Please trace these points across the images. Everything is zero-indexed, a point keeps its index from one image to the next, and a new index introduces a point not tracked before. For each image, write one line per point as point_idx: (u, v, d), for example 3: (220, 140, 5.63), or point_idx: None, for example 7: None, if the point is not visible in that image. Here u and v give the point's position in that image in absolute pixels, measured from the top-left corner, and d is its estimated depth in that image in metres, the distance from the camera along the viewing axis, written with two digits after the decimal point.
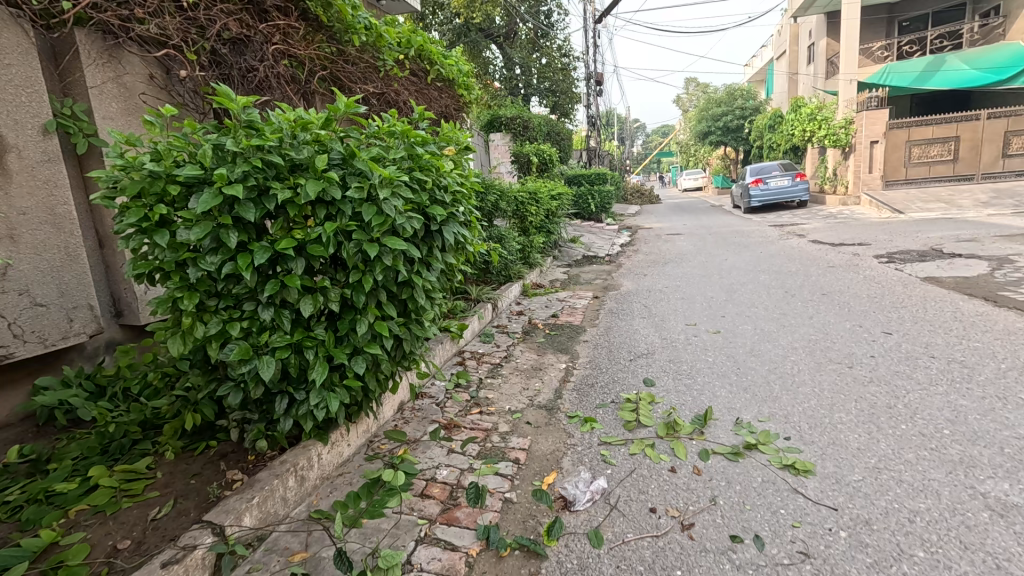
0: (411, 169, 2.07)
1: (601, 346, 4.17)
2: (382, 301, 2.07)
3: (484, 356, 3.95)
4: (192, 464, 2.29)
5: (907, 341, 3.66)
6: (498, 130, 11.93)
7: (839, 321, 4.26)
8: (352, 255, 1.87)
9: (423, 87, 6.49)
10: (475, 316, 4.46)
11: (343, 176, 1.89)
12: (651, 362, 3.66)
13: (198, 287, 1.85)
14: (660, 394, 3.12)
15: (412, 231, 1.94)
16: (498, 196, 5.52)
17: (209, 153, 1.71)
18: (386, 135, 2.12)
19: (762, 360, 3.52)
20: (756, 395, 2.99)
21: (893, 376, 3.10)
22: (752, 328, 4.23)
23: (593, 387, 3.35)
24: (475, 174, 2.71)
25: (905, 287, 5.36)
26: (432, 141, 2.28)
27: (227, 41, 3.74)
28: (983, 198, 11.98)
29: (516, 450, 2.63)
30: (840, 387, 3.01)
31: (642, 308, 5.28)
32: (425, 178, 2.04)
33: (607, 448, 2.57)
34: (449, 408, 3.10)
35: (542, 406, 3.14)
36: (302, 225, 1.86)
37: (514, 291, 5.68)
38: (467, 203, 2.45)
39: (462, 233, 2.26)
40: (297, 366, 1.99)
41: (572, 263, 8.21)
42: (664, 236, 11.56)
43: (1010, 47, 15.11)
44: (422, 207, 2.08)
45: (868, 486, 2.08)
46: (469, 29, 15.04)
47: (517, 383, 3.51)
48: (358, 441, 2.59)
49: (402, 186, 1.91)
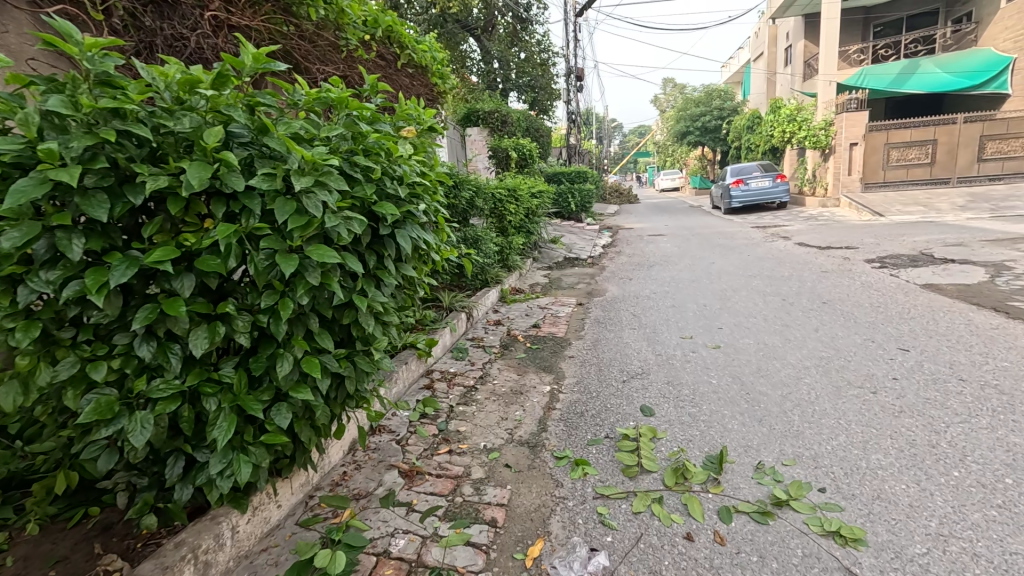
0: (351, 153, 1.55)
1: (589, 363, 3.70)
2: (313, 330, 1.55)
3: (456, 377, 3.44)
4: (60, 546, 1.71)
5: (928, 359, 3.29)
6: (475, 125, 11.40)
7: (847, 334, 3.88)
8: (262, 270, 1.34)
9: (391, 72, 5.93)
10: (447, 326, 3.96)
11: (249, 159, 1.36)
12: (647, 385, 3.21)
13: (38, 315, 1.28)
14: (662, 427, 2.66)
15: (349, 237, 1.42)
16: (475, 192, 4.96)
17: (33, 117, 1.14)
18: (318, 105, 1.59)
19: (772, 383, 3.10)
20: (774, 428, 2.56)
21: (924, 404, 2.71)
22: (754, 343, 3.81)
23: (582, 417, 2.87)
24: (442, 163, 2.21)
25: (906, 294, 5.05)
26: (383, 119, 1.78)
27: (145, 2, 3.13)
28: (960, 202, 12.01)
29: (492, 507, 2.12)
30: (868, 419, 2.60)
31: (630, 316, 4.84)
32: (368, 165, 1.53)
33: (605, 503, 2.10)
34: (411, 448, 2.58)
35: (524, 443, 2.65)
36: (193, 228, 1.32)
37: (491, 297, 5.20)
38: (431, 200, 1.95)
39: (422, 238, 1.76)
40: (191, 421, 1.45)
41: (552, 265, 7.74)
42: (646, 237, 11.22)
43: (982, 52, 15.32)
44: (367, 204, 1.57)
45: (938, 564, 1.66)
46: (445, 20, 14.42)
47: (493, 412, 3.01)
48: (292, 500, 2.05)
49: (333, 174, 1.40)
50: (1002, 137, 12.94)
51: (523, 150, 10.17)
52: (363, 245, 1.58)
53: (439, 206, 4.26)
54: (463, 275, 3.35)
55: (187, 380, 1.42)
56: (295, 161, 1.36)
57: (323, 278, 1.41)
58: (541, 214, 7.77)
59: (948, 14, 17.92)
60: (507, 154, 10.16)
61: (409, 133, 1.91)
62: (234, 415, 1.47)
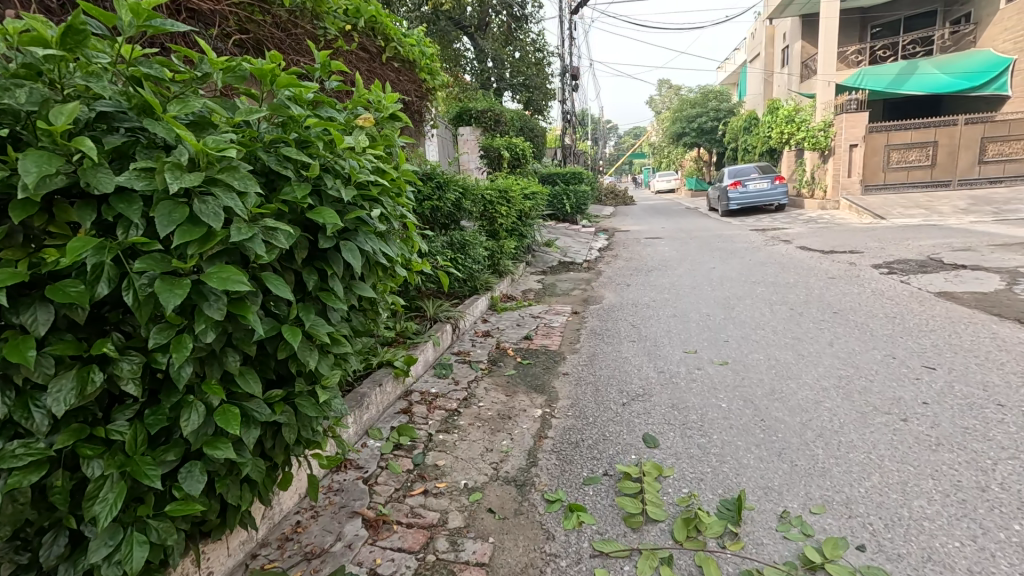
0: (274, 143, 1.25)
1: (585, 381, 3.37)
2: (233, 371, 1.23)
3: (438, 399, 3.09)
4: None
5: (958, 379, 2.99)
6: (468, 124, 11.09)
7: (865, 349, 3.57)
8: (144, 302, 1.03)
9: (375, 66, 5.60)
10: (429, 337, 3.66)
11: (131, 150, 1.15)
12: (650, 409, 2.89)
13: None
14: (668, 462, 2.34)
15: (264, 256, 1.13)
16: (468, 195, 4.66)
17: None
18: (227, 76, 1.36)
19: (788, 407, 2.79)
20: (796, 465, 2.26)
21: (963, 434, 2.40)
22: (765, 358, 3.50)
23: (577, 449, 2.55)
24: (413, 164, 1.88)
25: (921, 303, 4.75)
26: (332, 104, 1.49)
27: None
28: (962, 205, 11.80)
29: (470, 568, 1.78)
30: (902, 453, 2.29)
31: (629, 327, 4.51)
32: (297, 157, 1.22)
33: (604, 564, 1.77)
34: (380, 489, 2.23)
35: (510, 481, 2.32)
36: (58, 240, 1.05)
37: (480, 305, 4.89)
38: (395, 204, 1.65)
39: (378, 251, 1.43)
40: (67, 493, 1.11)
41: (547, 270, 7.41)
42: (643, 239, 10.93)
43: (980, 54, 15.17)
44: (300, 210, 1.28)
45: None
46: (438, 17, 14.09)
47: (477, 441, 2.67)
48: (228, 564, 1.71)
49: (238, 174, 1.12)
50: (1003, 140, 12.74)
51: (517, 150, 9.84)
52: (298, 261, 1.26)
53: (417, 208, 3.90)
54: (443, 284, 2.96)
55: (57, 441, 1.07)
56: (184, 151, 1.07)
57: (235, 306, 1.10)
58: (535, 216, 7.47)
59: (947, 16, 17.77)
60: (499, 153, 9.82)
61: (367, 122, 1.61)
62: (123, 484, 1.13)
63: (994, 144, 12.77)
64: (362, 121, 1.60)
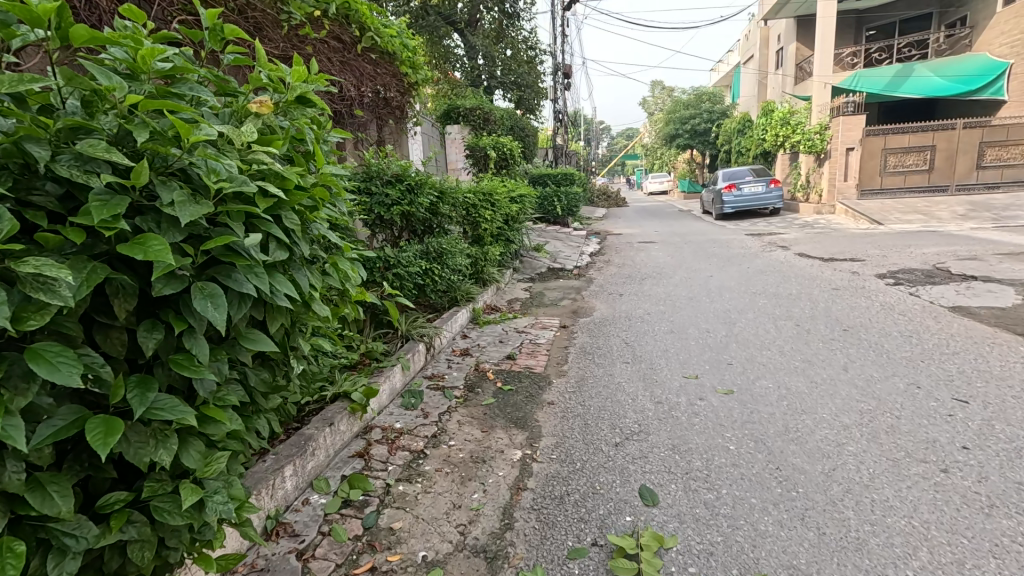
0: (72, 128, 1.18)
1: (573, 414, 2.97)
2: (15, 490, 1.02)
3: (402, 437, 2.67)
4: None
5: (997, 416, 2.61)
6: (455, 122, 10.66)
7: (885, 376, 3.19)
8: None
9: (348, 56, 5.16)
10: (399, 360, 3.26)
11: None
12: (647, 453, 2.49)
13: None
14: (670, 528, 1.96)
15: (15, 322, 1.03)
16: (449, 200, 4.25)
17: None
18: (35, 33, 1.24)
19: (807, 451, 2.40)
20: (825, 534, 1.86)
21: (1020, 492, 2.02)
22: (775, 387, 3.11)
23: (562, 506, 2.14)
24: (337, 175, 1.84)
25: (936, 319, 4.40)
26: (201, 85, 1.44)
27: None
28: (961, 210, 11.57)
29: None
30: (951, 519, 1.90)
31: (622, 345, 4.12)
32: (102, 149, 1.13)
33: None
34: (317, 567, 1.80)
35: (480, 553, 1.91)
36: None
37: (460, 319, 4.48)
38: (310, 222, 1.66)
39: (259, 286, 1.36)
40: None
41: (534, 277, 6.99)
42: (636, 244, 10.55)
43: (975, 58, 15.04)
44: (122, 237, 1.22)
45: None
46: (427, 12, 13.65)
47: (444, 494, 2.25)
48: None
49: None
50: (1002, 144, 12.54)
51: (504, 149, 9.40)
52: (120, 306, 1.20)
53: (388, 216, 3.45)
54: (391, 313, 3.22)
55: None
56: None
57: None
58: (523, 219, 7.05)
59: (942, 18, 17.63)
60: (485, 152, 9.37)
61: (262, 109, 1.57)
62: None
63: (992, 149, 12.58)
64: (255, 109, 1.55)
